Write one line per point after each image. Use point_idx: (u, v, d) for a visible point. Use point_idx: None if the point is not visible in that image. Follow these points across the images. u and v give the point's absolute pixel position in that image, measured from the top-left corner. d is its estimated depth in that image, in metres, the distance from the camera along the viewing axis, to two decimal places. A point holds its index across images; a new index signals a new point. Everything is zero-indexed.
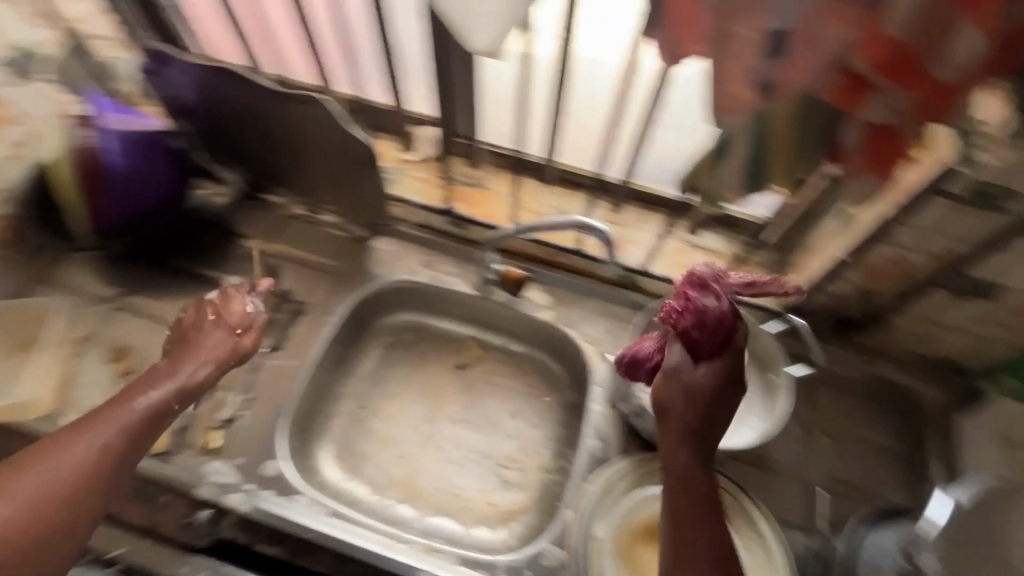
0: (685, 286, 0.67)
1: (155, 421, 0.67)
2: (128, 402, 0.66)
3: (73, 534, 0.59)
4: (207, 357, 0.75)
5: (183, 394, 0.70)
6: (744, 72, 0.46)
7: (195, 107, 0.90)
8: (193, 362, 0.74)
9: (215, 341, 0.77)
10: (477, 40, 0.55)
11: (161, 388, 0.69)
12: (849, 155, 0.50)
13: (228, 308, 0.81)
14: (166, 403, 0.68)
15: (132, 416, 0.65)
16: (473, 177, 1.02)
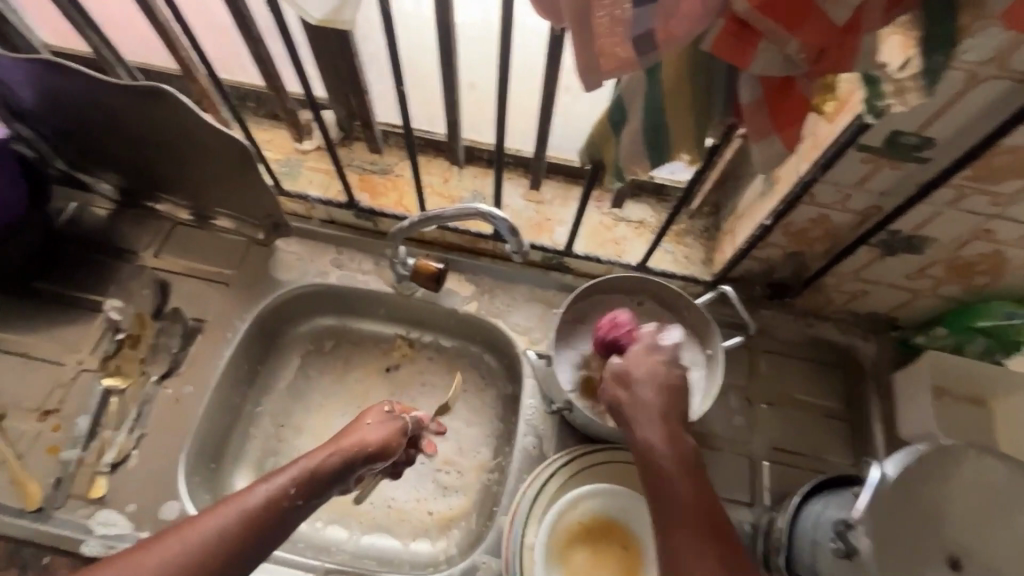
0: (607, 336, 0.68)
1: (275, 515, 0.56)
2: (245, 488, 0.56)
3: None
4: (337, 447, 0.63)
5: (302, 482, 0.58)
6: (620, 24, 0.39)
7: (37, 108, 0.78)
8: (332, 449, 0.63)
9: (376, 437, 0.66)
10: (313, 6, 0.44)
11: (283, 473, 0.58)
12: (744, 115, 0.44)
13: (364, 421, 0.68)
14: (280, 493, 0.57)
15: (247, 505, 0.55)
16: (379, 163, 0.91)
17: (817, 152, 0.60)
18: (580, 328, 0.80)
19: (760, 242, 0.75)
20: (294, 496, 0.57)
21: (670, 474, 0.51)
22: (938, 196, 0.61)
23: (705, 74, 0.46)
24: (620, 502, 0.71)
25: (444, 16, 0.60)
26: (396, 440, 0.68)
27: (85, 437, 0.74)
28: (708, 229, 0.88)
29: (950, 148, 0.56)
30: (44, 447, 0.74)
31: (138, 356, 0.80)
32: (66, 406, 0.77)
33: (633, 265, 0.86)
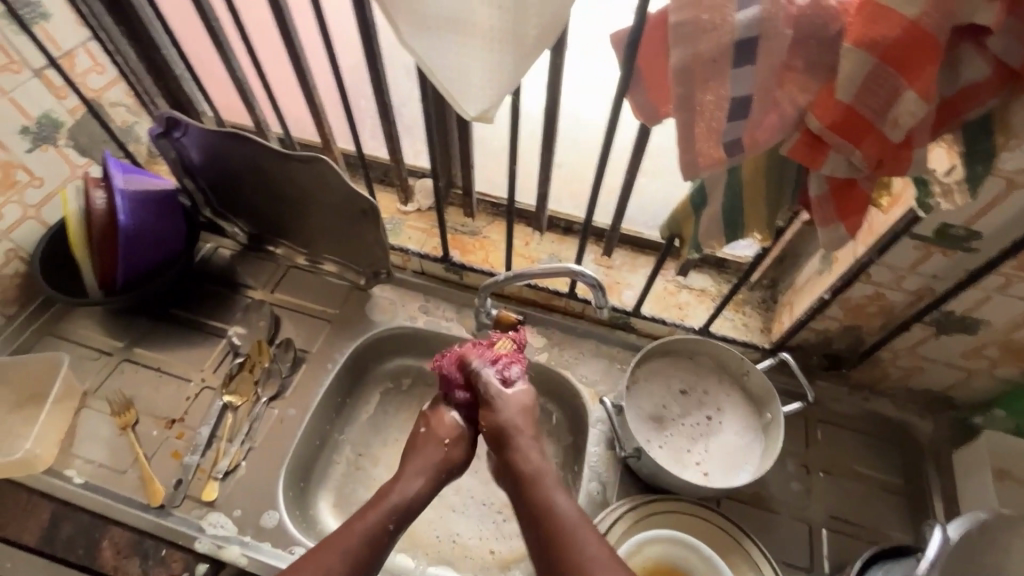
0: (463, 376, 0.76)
1: (375, 548, 0.63)
2: (352, 522, 0.63)
3: None
4: (412, 466, 0.71)
5: (400, 515, 0.65)
6: (716, 135, 0.50)
7: (202, 165, 0.94)
8: (409, 471, 0.70)
9: (432, 459, 0.71)
10: (469, 106, 0.57)
11: (378, 508, 0.65)
12: (813, 204, 0.54)
13: (410, 460, 0.71)
14: (381, 524, 0.64)
15: (353, 540, 0.62)
16: (470, 227, 1.04)
17: (872, 238, 0.68)
18: (661, 390, 0.89)
19: (818, 314, 0.82)
20: (395, 526, 0.65)
21: (525, 443, 0.69)
22: (986, 282, 0.68)
23: (779, 170, 0.57)
24: (681, 550, 0.74)
25: (551, 112, 0.74)
26: (436, 450, 0.73)
27: (203, 445, 0.85)
28: (766, 301, 0.96)
29: (995, 241, 0.64)
30: (168, 451, 0.85)
31: (252, 378, 0.91)
32: (189, 416, 0.88)
33: (696, 329, 0.94)
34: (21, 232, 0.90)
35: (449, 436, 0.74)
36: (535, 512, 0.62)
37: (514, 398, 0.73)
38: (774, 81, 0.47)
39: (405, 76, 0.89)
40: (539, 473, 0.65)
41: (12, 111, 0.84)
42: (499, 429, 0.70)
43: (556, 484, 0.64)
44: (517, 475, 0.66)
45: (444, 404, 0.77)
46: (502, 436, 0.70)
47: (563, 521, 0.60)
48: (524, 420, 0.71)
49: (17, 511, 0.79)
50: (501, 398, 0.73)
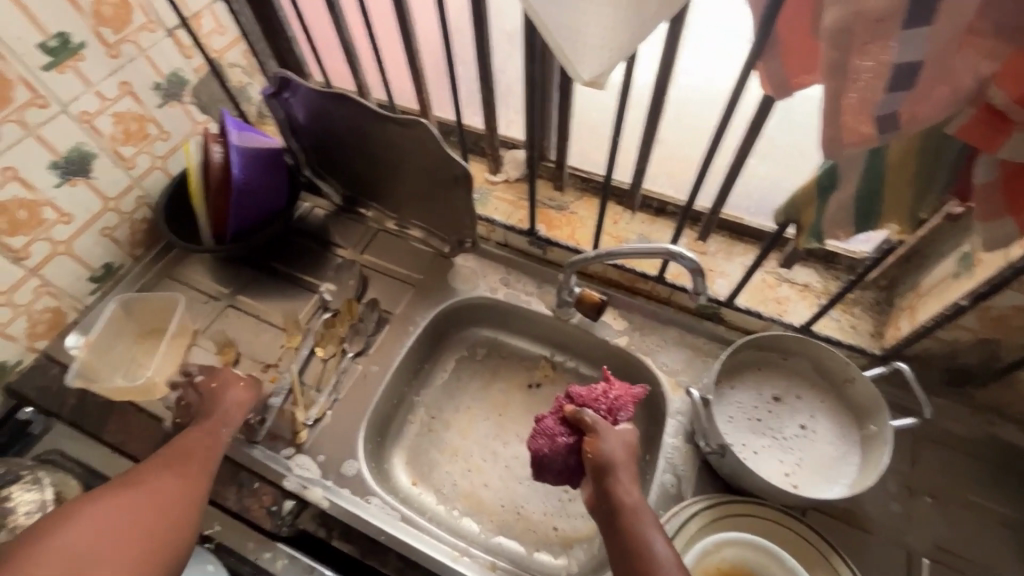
0: (589, 403, 0.74)
1: (213, 449, 0.76)
2: (185, 435, 0.76)
3: (179, 523, 0.67)
4: (230, 391, 0.82)
5: (225, 424, 0.79)
6: (863, 108, 0.44)
7: (307, 126, 0.98)
8: (234, 393, 0.83)
9: (243, 391, 0.83)
10: (584, 69, 0.54)
11: (209, 424, 0.78)
12: (976, 194, 0.47)
13: (220, 399, 0.81)
14: (213, 435, 0.77)
15: (194, 445, 0.75)
16: (558, 202, 1.02)
17: None
18: (746, 389, 0.84)
19: (948, 324, 0.73)
20: (222, 433, 0.78)
21: (625, 474, 0.66)
22: None
23: (936, 152, 0.49)
24: (757, 554, 0.70)
25: (663, 80, 0.69)
26: (244, 386, 0.84)
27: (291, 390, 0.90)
28: (880, 303, 0.87)
29: None
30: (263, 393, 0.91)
31: (340, 333, 0.95)
32: (283, 362, 0.94)
33: (795, 326, 0.87)
34: (149, 181, 0.99)
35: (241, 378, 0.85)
36: (630, 545, 0.60)
37: (618, 434, 0.70)
38: (952, 47, 0.40)
39: (510, 42, 0.87)
40: (636, 507, 0.63)
41: (148, 68, 0.91)
42: (605, 462, 0.67)
43: (653, 521, 0.62)
44: (612, 506, 0.64)
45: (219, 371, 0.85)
46: (602, 467, 0.67)
47: (657, 564, 0.58)
48: (630, 457, 0.69)
49: (138, 430, 0.89)
50: (607, 429, 0.70)
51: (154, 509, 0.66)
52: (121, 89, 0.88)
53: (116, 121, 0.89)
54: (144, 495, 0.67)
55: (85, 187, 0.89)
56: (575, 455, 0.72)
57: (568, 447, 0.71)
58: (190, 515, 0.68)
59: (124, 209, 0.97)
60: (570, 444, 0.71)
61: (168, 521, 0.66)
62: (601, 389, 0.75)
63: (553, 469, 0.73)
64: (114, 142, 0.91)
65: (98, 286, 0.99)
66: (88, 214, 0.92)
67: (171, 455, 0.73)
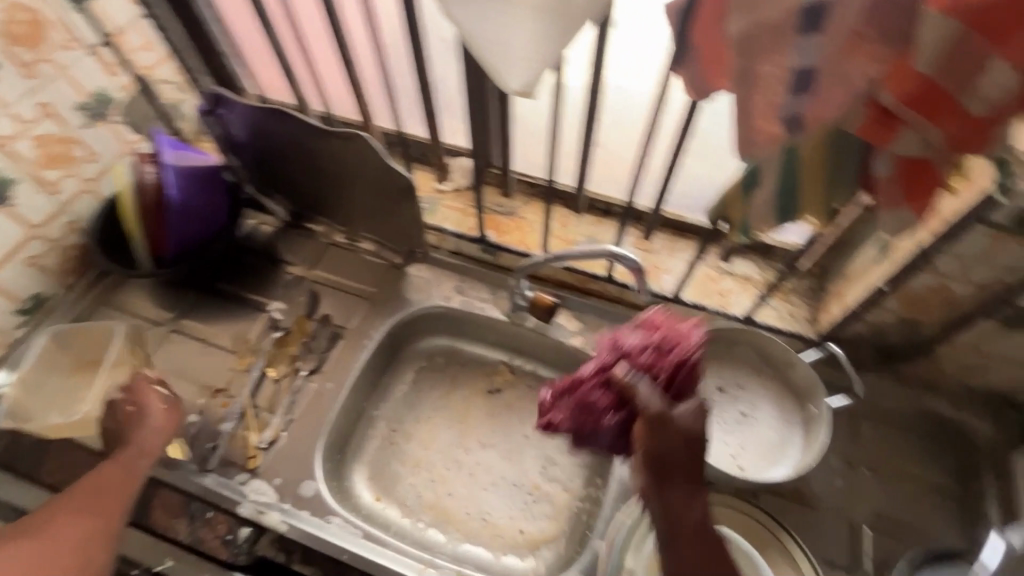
0: (648, 362, 0.66)
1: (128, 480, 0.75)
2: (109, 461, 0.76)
3: (91, 562, 0.68)
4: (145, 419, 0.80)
5: (148, 451, 0.78)
6: (771, 111, 0.47)
7: (245, 142, 0.96)
8: (151, 425, 0.80)
9: (160, 418, 0.81)
10: (511, 79, 0.56)
11: (125, 453, 0.77)
12: (880, 186, 0.50)
13: (138, 426, 0.79)
14: (131, 463, 0.76)
15: (111, 474, 0.75)
16: (506, 208, 1.03)
17: (939, 224, 0.64)
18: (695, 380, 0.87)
19: (873, 306, 0.78)
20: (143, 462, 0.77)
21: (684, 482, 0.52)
22: None
23: (844, 148, 0.53)
24: None
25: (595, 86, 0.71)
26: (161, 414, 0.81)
27: (242, 413, 0.87)
28: (814, 289, 0.92)
29: None
30: (213, 418, 0.88)
31: (291, 352, 0.94)
32: (233, 385, 0.91)
33: (737, 316, 0.91)
34: (78, 206, 0.94)
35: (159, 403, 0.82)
36: None
37: (682, 419, 0.55)
38: (844, 52, 0.43)
39: (444, 49, 0.85)
40: (699, 533, 0.50)
41: (69, 88, 0.87)
42: (663, 464, 0.53)
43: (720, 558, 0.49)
44: (672, 527, 0.50)
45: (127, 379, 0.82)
46: (662, 470, 0.53)
47: None
48: (696, 453, 0.54)
49: (79, 467, 0.84)
50: (667, 411, 0.56)
51: (61, 549, 0.67)
52: (39, 111, 0.84)
53: (36, 144, 0.85)
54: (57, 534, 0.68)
55: (4, 215, 0.84)
56: (622, 427, 0.67)
57: (614, 421, 0.67)
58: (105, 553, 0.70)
59: (51, 235, 0.92)
60: (617, 416, 0.67)
61: (75, 562, 0.67)
62: (664, 340, 0.67)
63: (598, 440, 0.70)
64: (35, 166, 0.86)
65: (27, 318, 0.94)
66: (10, 243, 0.87)
67: (89, 484, 0.73)
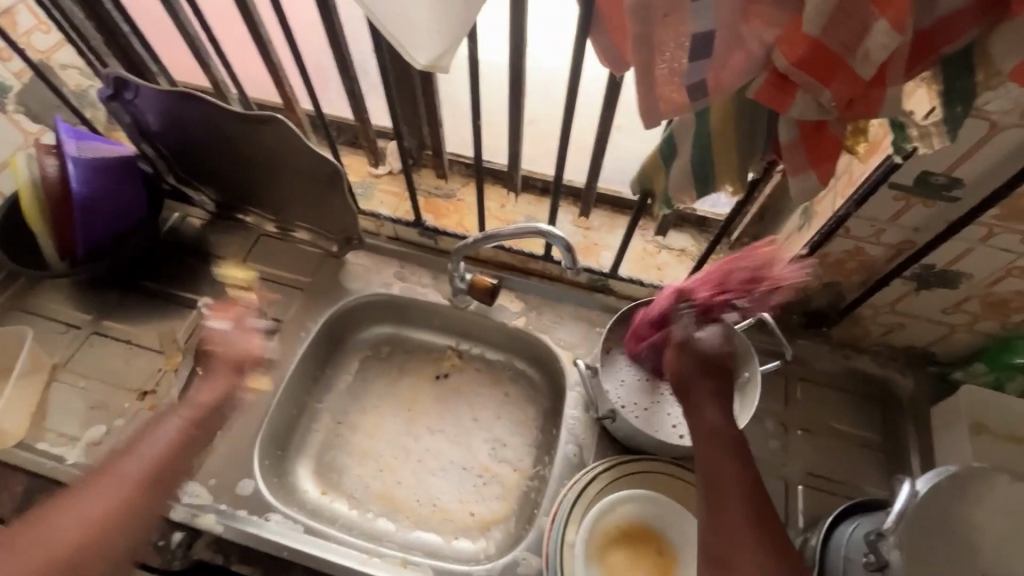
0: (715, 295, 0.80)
1: (175, 449, 0.73)
2: (155, 424, 0.74)
3: (129, 529, 0.65)
4: (204, 394, 0.79)
5: (197, 416, 0.77)
6: (674, 77, 0.47)
7: (160, 130, 0.90)
8: (212, 387, 0.81)
9: (222, 379, 0.82)
10: (419, 53, 0.53)
11: (167, 424, 0.75)
12: (783, 152, 0.51)
13: (208, 377, 0.82)
14: (183, 431, 0.75)
15: (159, 442, 0.72)
16: (444, 190, 1.01)
17: (851, 189, 0.67)
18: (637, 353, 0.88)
19: (796, 272, 0.80)
20: (188, 427, 0.76)
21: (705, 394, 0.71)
22: (967, 233, 0.66)
23: (750, 116, 0.53)
24: (650, 507, 0.75)
25: (516, 61, 0.69)
26: (231, 365, 0.84)
27: None
28: None
29: (977, 189, 0.61)
30: (140, 423, 0.84)
31: None
32: (162, 387, 0.87)
33: None
34: None
35: (234, 347, 0.85)
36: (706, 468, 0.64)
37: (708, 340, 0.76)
38: (738, 15, 0.43)
39: (356, 23, 0.85)
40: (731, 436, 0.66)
41: None
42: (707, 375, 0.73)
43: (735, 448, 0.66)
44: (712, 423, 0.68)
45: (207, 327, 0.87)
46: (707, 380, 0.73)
47: (731, 513, 0.59)
48: (708, 365, 0.73)
49: None
50: (693, 338, 0.76)
51: (67, 530, 0.62)
52: None
53: None
54: (85, 508, 0.64)
55: None
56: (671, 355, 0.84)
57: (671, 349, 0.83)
58: (148, 517, 0.67)
59: None
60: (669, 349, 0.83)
61: (88, 542, 0.62)
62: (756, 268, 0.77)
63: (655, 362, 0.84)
64: None
65: None
66: None
67: (124, 459, 0.69)
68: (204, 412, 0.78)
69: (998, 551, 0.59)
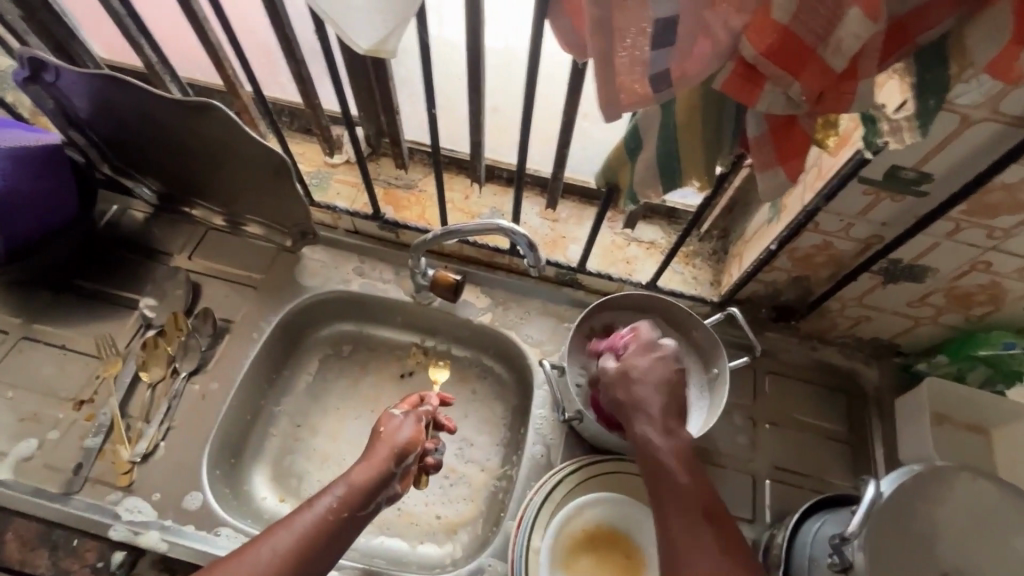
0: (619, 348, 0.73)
1: (330, 532, 0.64)
2: (311, 504, 0.65)
3: None
4: (371, 463, 0.70)
5: (348, 499, 0.66)
6: (636, 68, 0.43)
7: (88, 116, 0.82)
8: (369, 463, 0.70)
9: (377, 461, 0.70)
10: (361, 37, 0.48)
11: (329, 494, 0.66)
12: (750, 147, 0.48)
13: (370, 455, 0.71)
14: (327, 511, 0.65)
15: (307, 520, 0.63)
16: (405, 180, 0.96)
17: (821, 183, 0.64)
18: None
19: (766, 266, 0.79)
20: (339, 509, 0.65)
21: (651, 400, 0.65)
22: (935, 228, 0.64)
23: (716, 107, 0.50)
24: (618, 509, 0.74)
25: (473, 44, 0.64)
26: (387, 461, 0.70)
27: (109, 426, 0.78)
28: (717, 252, 0.91)
29: (946, 183, 0.60)
30: (76, 435, 0.78)
31: (167, 352, 0.84)
32: (99, 395, 0.81)
33: (643, 282, 0.89)
34: None
35: (389, 429, 0.74)
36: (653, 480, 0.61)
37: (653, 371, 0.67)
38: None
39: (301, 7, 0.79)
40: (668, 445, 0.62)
41: None
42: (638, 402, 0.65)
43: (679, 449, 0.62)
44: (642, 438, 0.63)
45: (385, 422, 0.75)
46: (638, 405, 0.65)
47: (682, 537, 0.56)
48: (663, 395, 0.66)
49: None
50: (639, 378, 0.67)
51: None
52: None
53: None
54: None
55: None
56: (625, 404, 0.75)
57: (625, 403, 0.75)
58: None
59: None
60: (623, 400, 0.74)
61: None
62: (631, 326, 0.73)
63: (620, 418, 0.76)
64: None
65: None
66: None
67: (276, 533, 0.62)
68: (360, 496, 0.67)
69: (960, 550, 0.59)
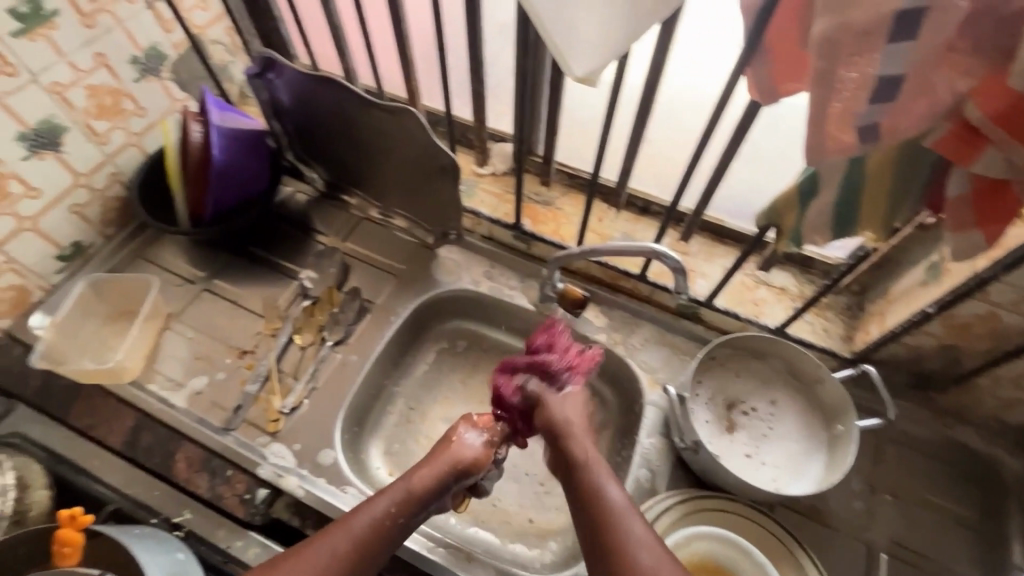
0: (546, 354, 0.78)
1: (379, 533, 0.64)
2: (353, 512, 0.65)
3: None
4: (434, 467, 0.69)
5: (404, 503, 0.66)
6: (845, 120, 0.46)
7: (290, 108, 0.96)
8: (429, 468, 0.69)
9: (440, 470, 0.69)
10: (577, 65, 0.54)
11: (382, 497, 0.66)
12: (948, 205, 0.49)
13: (433, 459, 0.71)
14: (387, 513, 0.65)
15: (355, 524, 0.63)
16: (545, 197, 1.02)
17: (1000, 252, 0.62)
18: (724, 386, 0.86)
19: (916, 328, 0.76)
20: (396, 514, 0.65)
21: (581, 433, 0.71)
22: None
23: (912, 165, 0.51)
24: (725, 549, 0.72)
25: (652, 82, 0.69)
26: (448, 473, 0.70)
27: (265, 376, 0.89)
28: (851, 308, 0.90)
29: None
30: (238, 380, 0.90)
31: (320, 321, 0.95)
32: (260, 349, 0.92)
33: (771, 327, 0.89)
34: (123, 158, 0.95)
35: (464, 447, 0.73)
36: (588, 497, 0.63)
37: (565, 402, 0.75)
38: (931, 62, 0.41)
39: (495, 38, 0.87)
40: (594, 462, 0.67)
41: (124, 40, 0.87)
42: (559, 425, 0.72)
43: (608, 472, 0.66)
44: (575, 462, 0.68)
45: (458, 431, 0.74)
46: (562, 429, 0.71)
47: (629, 545, 0.58)
48: (579, 418, 0.73)
49: (107, 415, 0.86)
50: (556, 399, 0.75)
51: None
52: (96, 62, 0.85)
53: (88, 93, 0.86)
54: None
55: (55, 161, 0.86)
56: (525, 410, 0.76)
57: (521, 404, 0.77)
58: None
59: (94, 185, 0.93)
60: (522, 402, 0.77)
61: None
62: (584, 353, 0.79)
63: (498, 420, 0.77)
64: (88, 116, 0.87)
65: (65, 265, 0.95)
66: (58, 190, 0.88)
67: (338, 531, 0.62)
68: (416, 502, 0.66)
69: None
